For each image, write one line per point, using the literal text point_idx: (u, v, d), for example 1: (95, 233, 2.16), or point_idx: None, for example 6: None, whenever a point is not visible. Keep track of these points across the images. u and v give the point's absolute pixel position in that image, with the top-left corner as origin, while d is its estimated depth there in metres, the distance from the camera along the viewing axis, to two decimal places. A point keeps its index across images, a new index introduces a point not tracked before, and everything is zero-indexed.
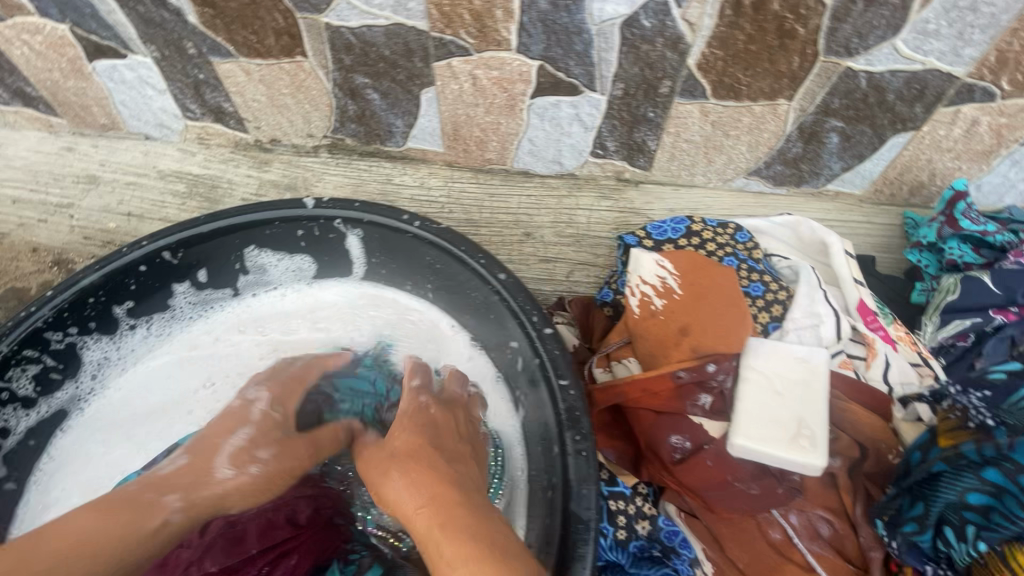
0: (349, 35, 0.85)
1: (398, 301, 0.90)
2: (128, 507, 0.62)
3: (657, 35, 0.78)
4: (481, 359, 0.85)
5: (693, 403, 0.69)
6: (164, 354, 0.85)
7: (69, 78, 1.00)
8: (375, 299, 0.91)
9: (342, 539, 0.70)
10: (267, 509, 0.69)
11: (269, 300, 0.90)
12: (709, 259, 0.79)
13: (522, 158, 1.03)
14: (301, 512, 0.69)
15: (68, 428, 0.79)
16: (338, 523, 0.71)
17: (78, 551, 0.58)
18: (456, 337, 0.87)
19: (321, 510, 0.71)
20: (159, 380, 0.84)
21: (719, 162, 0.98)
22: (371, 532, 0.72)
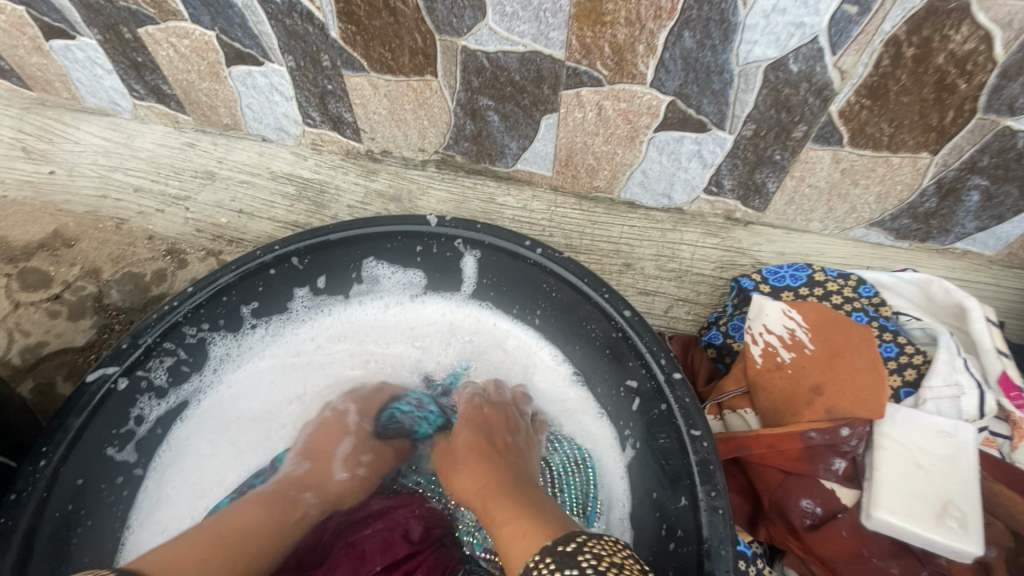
0: (483, 59, 0.86)
1: (499, 326, 0.91)
2: (280, 499, 0.70)
3: (803, 80, 0.76)
4: (582, 391, 0.85)
5: (826, 467, 0.68)
6: (273, 357, 0.87)
7: (205, 80, 1.05)
8: (478, 320, 0.92)
9: (454, 559, 0.71)
10: (382, 528, 0.71)
11: (374, 313, 0.92)
12: (839, 314, 0.76)
13: (631, 188, 1.02)
14: (414, 529, 0.71)
15: (187, 418, 0.82)
16: (446, 544, 0.72)
17: (251, 530, 0.65)
18: (558, 367, 0.87)
19: (432, 529, 0.73)
20: (266, 384, 0.86)
21: (840, 210, 0.95)
22: (479, 555, 0.74)
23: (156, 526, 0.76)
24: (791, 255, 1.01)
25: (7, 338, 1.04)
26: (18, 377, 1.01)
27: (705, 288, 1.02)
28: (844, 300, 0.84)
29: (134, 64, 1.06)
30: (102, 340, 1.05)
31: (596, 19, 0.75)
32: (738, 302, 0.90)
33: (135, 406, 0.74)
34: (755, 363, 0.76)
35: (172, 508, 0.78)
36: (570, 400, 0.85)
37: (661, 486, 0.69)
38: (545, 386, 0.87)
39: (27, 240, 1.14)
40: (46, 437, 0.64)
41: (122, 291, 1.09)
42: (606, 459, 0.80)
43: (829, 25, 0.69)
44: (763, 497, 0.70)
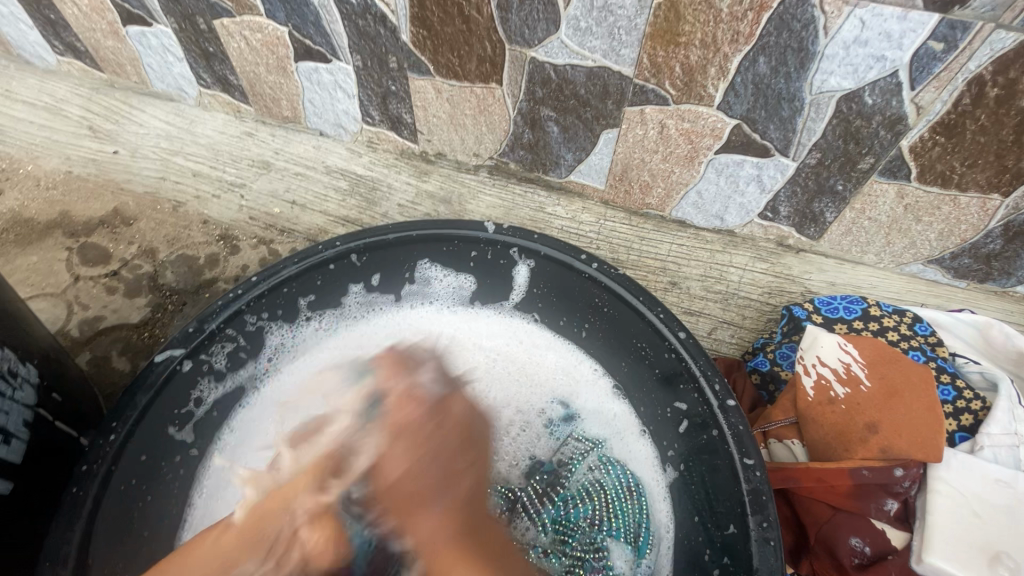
0: (551, 71, 0.87)
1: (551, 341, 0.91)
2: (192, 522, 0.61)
3: (877, 112, 0.75)
4: (631, 412, 0.83)
5: (878, 507, 0.68)
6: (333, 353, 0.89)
7: (271, 73, 1.08)
8: (529, 332, 0.92)
9: None
10: None
11: (428, 319, 0.93)
12: (896, 352, 0.76)
13: (683, 208, 1.02)
14: None
15: (245, 406, 0.83)
16: None
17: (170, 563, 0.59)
18: (606, 386, 0.86)
19: None
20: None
21: (898, 245, 0.93)
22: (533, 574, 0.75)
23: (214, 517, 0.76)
24: (841, 287, 1.00)
25: (66, 309, 1.08)
26: (76, 349, 1.04)
27: (751, 312, 1.02)
28: (900, 337, 0.83)
29: (205, 53, 1.09)
30: (154, 318, 1.08)
31: (670, 39, 0.76)
32: (788, 329, 0.89)
33: (196, 388, 0.75)
34: (808, 394, 0.76)
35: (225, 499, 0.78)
36: (621, 422, 0.84)
37: (708, 512, 0.69)
38: (593, 407, 0.85)
39: (89, 216, 1.19)
40: (115, 412, 0.66)
41: (177, 273, 1.12)
42: (654, 482, 0.78)
43: (911, 60, 0.68)
44: (810, 530, 0.70)
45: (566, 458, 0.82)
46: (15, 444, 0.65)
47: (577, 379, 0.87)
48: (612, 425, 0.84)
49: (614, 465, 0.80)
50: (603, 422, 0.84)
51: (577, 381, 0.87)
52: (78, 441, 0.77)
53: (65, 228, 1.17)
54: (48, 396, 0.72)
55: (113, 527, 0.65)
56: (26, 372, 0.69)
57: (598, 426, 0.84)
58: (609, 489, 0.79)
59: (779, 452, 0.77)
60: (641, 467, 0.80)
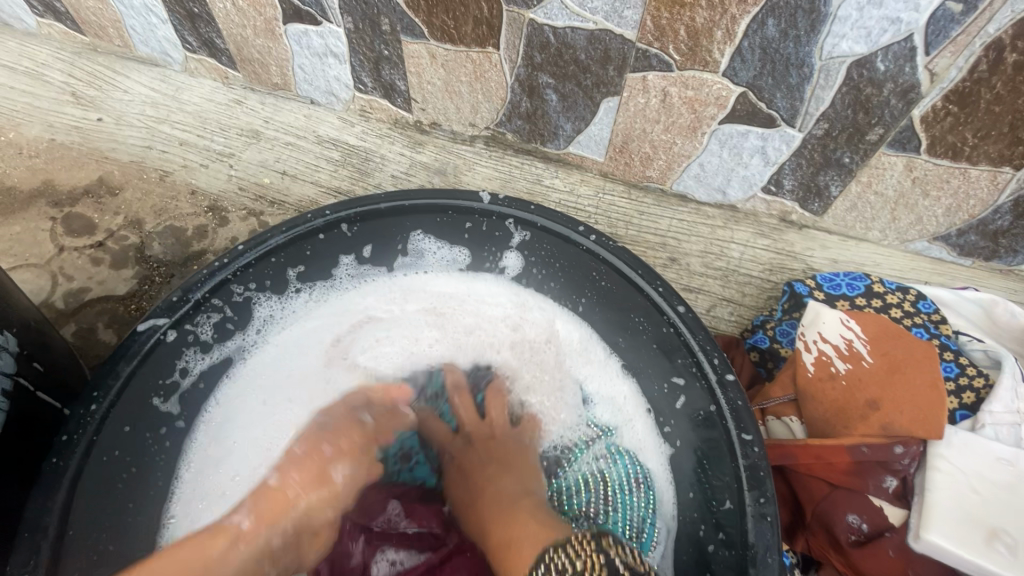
0: (550, 34, 0.83)
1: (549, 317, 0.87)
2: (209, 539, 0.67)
3: (889, 80, 0.72)
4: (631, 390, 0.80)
5: (877, 485, 0.66)
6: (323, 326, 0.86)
7: (259, 37, 1.03)
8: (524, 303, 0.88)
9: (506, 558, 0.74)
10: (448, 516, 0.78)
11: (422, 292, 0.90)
12: (899, 328, 0.75)
13: (684, 181, 0.99)
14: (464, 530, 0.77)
15: (232, 376, 0.81)
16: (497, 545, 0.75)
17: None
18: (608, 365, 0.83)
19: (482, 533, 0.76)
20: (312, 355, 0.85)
21: (904, 221, 0.91)
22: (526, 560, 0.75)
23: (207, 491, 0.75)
24: (844, 264, 0.98)
25: (50, 281, 1.05)
26: (61, 321, 1.02)
27: (751, 289, 0.99)
28: (904, 314, 0.82)
29: (190, 15, 1.05)
30: (142, 291, 1.05)
31: None
32: (788, 307, 0.88)
33: (181, 358, 0.74)
34: (807, 370, 0.74)
35: (218, 472, 0.77)
36: (622, 403, 0.81)
37: (704, 487, 0.68)
38: (603, 391, 0.82)
39: (73, 185, 1.15)
40: (96, 381, 0.65)
41: (164, 245, 1.09)
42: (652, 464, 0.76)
43: (927, 22, 0.65)
44: (807, 508, 0.69)
45: (571, 443, 0.82)
46: None
47: (578, 358, 0.85)
48: (611, 406, 0.81)
49: (622, 456, 0.78)
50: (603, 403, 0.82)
51: (577, 360, 0.85)
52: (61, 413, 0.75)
53: (48, 198, 1.14)
54: (28, 364, 0.70)
55: (97, 498, 0.64)
56: (4, 341, 0.66)
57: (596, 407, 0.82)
58: (614, 480, 0.78)
59: (775, 429, 0.76)
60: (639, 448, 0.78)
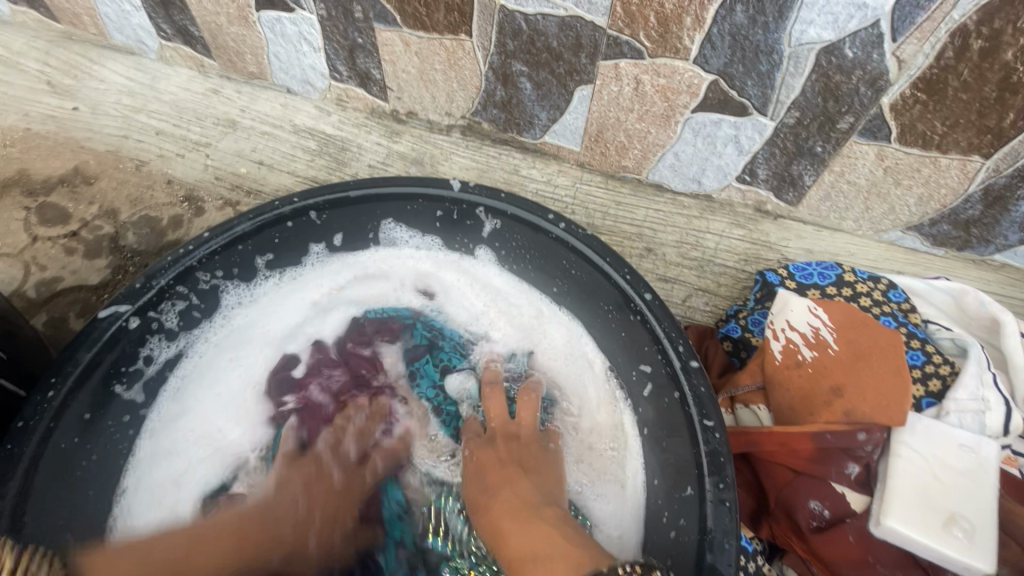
0: (521, 21, 0.83)
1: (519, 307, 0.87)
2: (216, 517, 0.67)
3: (857, 67, 0.72)
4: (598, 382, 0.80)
5: (839, 471, 0.66)
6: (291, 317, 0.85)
7: (233, 24, 1.02)
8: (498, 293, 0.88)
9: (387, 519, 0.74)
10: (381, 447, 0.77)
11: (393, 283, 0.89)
12: (867, 316, 0.75)
13: (660, 170, 0.99)
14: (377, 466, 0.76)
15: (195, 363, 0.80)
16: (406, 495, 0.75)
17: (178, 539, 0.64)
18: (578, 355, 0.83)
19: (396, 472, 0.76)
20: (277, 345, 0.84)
21: (877, 210, 0.91)
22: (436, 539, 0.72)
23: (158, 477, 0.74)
24: (820, 254, 0.98)
25: (23, 270, 1.04)
26: (32, 310, 1.01)
27: (727, 280, 0.99)
28: (873, 303, 0.82)
29: (163, 2, 1.04)
30: (115, 280, 1.04)
31: None
32: (760, 296, 0.88)
33: (145, 346, 0.73)
34: (775, 358, 0.75)
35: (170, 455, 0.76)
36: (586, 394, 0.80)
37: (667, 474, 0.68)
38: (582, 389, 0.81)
39: (48, 174, 1.14)
40: (54, 368, 0.64)
41: (139, 234, 1.08)
42: (612, 459, 0.75)
43: (893, 9, 0.65)
44: (770, 494, 0.69)
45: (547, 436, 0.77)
46: None
47: (552, 354, 0.84)
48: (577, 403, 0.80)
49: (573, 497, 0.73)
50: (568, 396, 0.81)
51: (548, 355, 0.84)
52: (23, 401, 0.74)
53: (23, 187, 1.13)
54: None
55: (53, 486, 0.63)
56: None
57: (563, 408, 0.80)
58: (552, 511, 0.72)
59: (743, 417, 0.77)
60: (600, 446, 0.77)
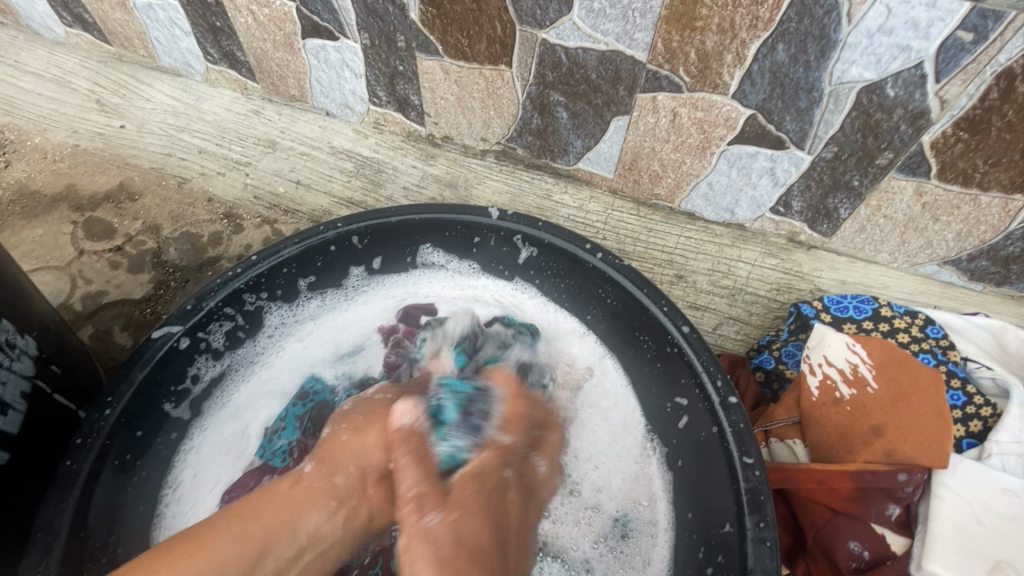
0: (561, 54, 0.84)
1: (565, 341, 0.85)
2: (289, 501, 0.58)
3: (898, 105, 0.72)
4: (638, 423, 0.79)
5: (879, 512, 0.66)
6: (335, 338, 0.86)
7: (278, 50, 1.06)
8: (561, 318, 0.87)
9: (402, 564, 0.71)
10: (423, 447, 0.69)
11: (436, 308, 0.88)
12: (907, 354, 0.75)
13: (693, 199, 0.99)
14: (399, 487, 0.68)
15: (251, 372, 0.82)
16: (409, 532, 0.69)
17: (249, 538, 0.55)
18: (620, 399, 0.81)
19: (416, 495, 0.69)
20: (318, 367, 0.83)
21: (913, 244, 0.90)
22: None
23: (201, 482, 0.74)
24: (852, 286, 0.97)
25: (70, 283, 1.08)
26: (78, 323, 1.04)
27: (758, 308, 0.99)
28: (911, 339, 0.82)
29: (213, 28, 1.08)
30: (157, 295, 1.07)
31: (686, 23, 0.73)
32: (794, 328, 0.89)
33: (193, 365, 0.75)
34: (813, 394, 0.75)
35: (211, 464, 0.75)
36: (624, 433, 0.79)
37: (702, 509, 0.69)
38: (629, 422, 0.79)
39: (95, 190, 1.19)
40: (111, 387, 0.66)
41: (180, 250, 1.12)
42: (645, 506, 0.74)
43: (938, 50, 0.66)
44: (807, 532, 0.68)
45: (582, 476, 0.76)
46: (13, 415, 0.65)
47: (595, 394, 0.82)
48: (602, 454, 0.78)
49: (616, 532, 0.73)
50: (598, 443, 0.78)
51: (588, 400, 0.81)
52: (76, 414, 0.77)
53: (71, 202, 1.17)
54: (47, 367, 0.73)
55: (107, 502, 0.65)
56: (24, 345, 0.69)
57: (585, 461, 0.77)
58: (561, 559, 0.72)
59: (779, 451, 0.76)
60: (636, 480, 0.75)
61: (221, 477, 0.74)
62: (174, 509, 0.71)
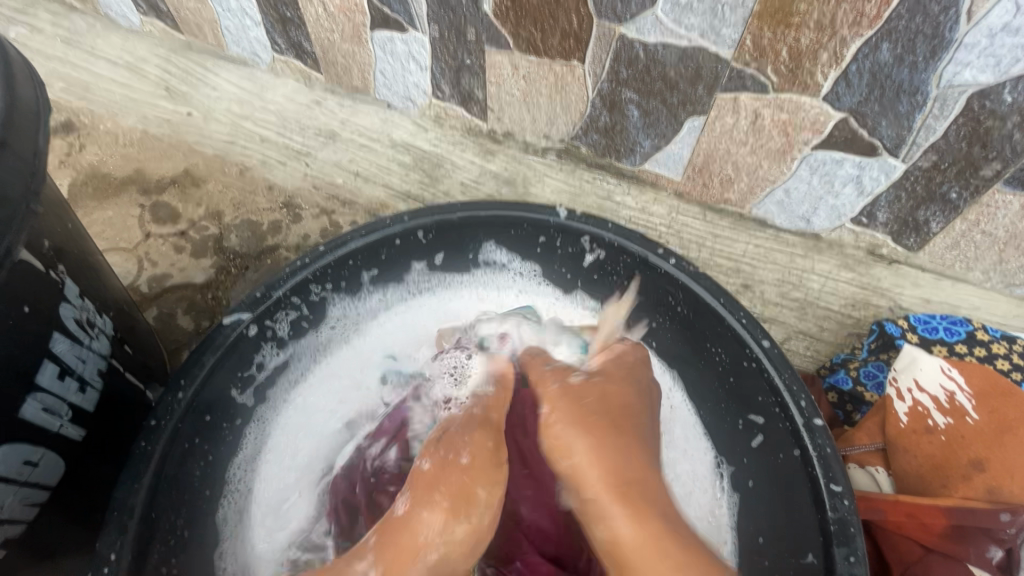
0: (639, 50, 0.81)
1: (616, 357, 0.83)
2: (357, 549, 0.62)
3: (1015, 112, 0.67)
4: (701, 453, 0.75)
5: (980, 553, 0.64)
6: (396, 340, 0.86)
7: (345, 41, 1.06)
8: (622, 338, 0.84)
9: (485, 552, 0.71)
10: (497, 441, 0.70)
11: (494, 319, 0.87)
12: (1010, 383, 0.73)
13: (766, 206, 0.94)
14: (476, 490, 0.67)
15: (320, 364, 0.84)
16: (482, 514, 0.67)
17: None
18: (681, 426, 0.77)
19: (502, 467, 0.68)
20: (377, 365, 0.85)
21: (1012, 263, 0.84)
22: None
23: (261, 462, 0.76)
24: (937, 305, 0.91)
25: (137, 265, 1.11)
26: (145, 303, 1.08)
27: (830, 324, 0.96)
28: (1012, 365, 0.83)
29: (282, 19, 1.09)
30: (218, 280, 1.10)
31: (782, 19, 0.69)
32: (875, 346, 0.88)
33: (259, 353, 0.75)
34: (901, 421, 0.75)
35: (274, 452, 0.77)
36: (685, 462, 0.75)
37: (777, 534, 0.65)
38: (688, 444, 0.76)
39: (161, 175, 1.22)
40: (183, 370, 0.67)
41: (241, 237, 1.14)
42: (707, 540, 0.70)
43: None
44: (896, 570, 0.66)
45: None
46: (90, 393, 0.67)
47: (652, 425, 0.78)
48: (664, 497, 0.74)
49: None
50: (656, 480, 0.75)
51: None
52: (144, 394, 0.79)
53: (138, 185, 1.21)
54: (120, 347, 0.74)
55: (176, 483, 0.66)
56: (102, 324, 0.70)
57: None
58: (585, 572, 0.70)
59: (860, 478, 0.76)
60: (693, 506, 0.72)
61: (288, 452, 0.77)
62: (241, 476, 0.74)
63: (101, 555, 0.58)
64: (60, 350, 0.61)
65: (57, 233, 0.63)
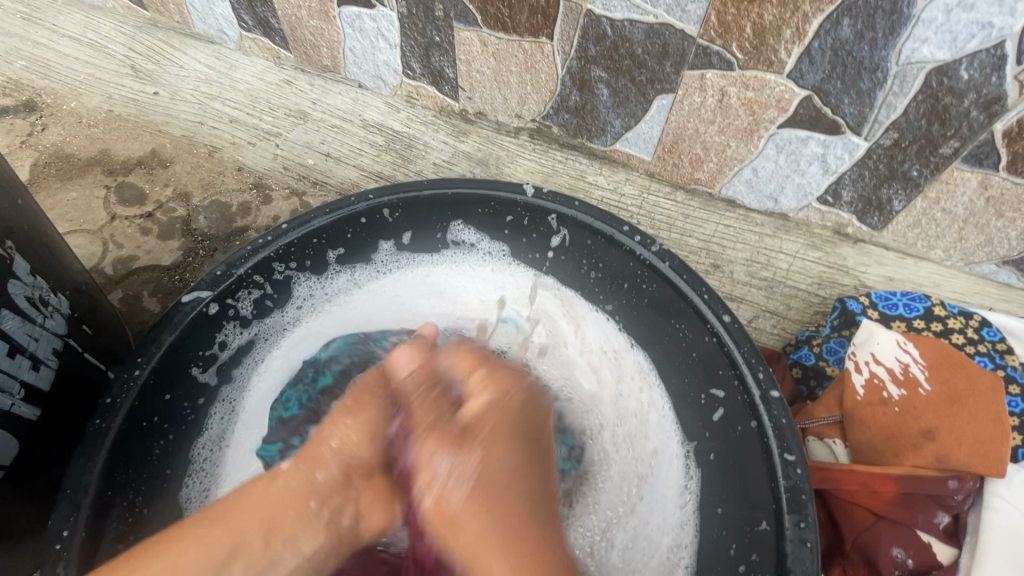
0: (607, 27, 0.81)
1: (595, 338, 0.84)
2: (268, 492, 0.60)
3: (971, 89, 0.67)
4: (665, 429, 0.77)
5: (927, 520, 0.69)
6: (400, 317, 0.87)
7: (313, 18, 1.04)
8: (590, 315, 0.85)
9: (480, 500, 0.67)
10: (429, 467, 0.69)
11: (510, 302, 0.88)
12: (963, 356, 0.76)
13: (734, 185, 0.94)
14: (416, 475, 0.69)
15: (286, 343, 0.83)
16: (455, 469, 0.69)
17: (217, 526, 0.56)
18: (646, 403, 0.79)
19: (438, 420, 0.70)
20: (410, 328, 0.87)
21: (972, 242, 0.85)
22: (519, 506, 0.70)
23: (231, 444, 0.76)
24: (900, 282, 0.93)
25: (102, 247, 1.09)
26: (109, 286, 1.05)
27: (797, 303, 0.98)
28: (967, 341, 0.87)
29: None
30: (186, 262, 1.08)
31: None
32: (837, 323, 0.89)
33: (221, 331, 0.75)
34: (858, 394, 0.77)
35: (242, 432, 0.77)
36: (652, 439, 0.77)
37: (732, 504, 0.66)
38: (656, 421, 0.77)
39: (127, 156, 1.20)
40: (140, 348, 0.66)
41: (209, 219, 1.13)
42: (663, 510, 0.72)
43: (1023, 29, 0.61)
44: (848, 537, 0.70)
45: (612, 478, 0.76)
46: (44, 372, 0.65)
47: (630, 416, 0.79)
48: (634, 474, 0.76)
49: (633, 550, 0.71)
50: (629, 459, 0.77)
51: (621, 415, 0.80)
52: (105, 375, 0.78)
53: (103, 166, 1.19)
54: (78, 327, 0.73)
55: (131, 461, 0.65)
56: (57, 302, 0.69)
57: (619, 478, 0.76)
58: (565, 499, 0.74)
59: (818, 449, 0.78)
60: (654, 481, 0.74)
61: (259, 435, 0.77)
62: (207, 454, 0.74)
63: (53, 531, 0.56)
64: (9, 327, 0.60)
65: (5, 208, 0.62)
